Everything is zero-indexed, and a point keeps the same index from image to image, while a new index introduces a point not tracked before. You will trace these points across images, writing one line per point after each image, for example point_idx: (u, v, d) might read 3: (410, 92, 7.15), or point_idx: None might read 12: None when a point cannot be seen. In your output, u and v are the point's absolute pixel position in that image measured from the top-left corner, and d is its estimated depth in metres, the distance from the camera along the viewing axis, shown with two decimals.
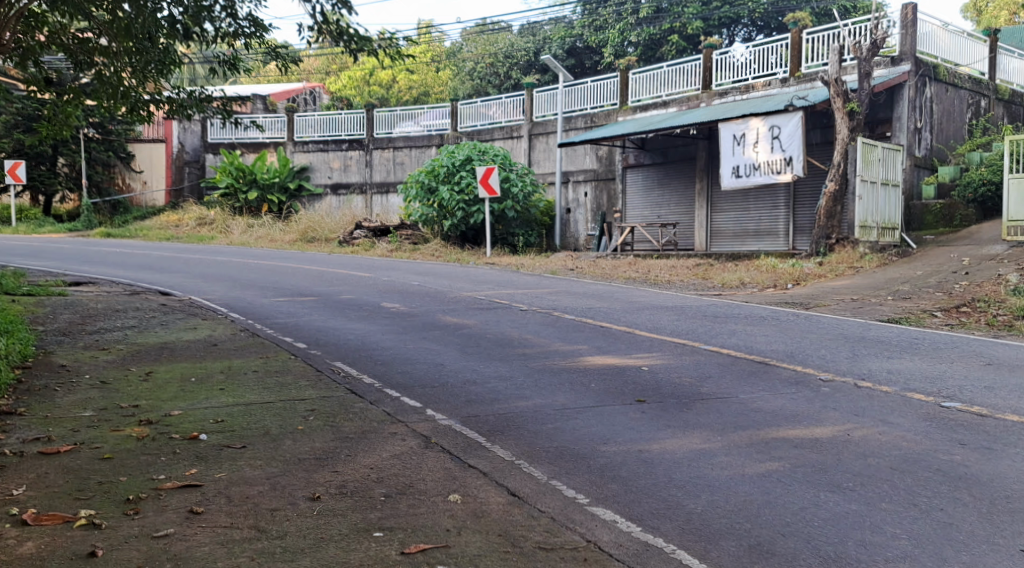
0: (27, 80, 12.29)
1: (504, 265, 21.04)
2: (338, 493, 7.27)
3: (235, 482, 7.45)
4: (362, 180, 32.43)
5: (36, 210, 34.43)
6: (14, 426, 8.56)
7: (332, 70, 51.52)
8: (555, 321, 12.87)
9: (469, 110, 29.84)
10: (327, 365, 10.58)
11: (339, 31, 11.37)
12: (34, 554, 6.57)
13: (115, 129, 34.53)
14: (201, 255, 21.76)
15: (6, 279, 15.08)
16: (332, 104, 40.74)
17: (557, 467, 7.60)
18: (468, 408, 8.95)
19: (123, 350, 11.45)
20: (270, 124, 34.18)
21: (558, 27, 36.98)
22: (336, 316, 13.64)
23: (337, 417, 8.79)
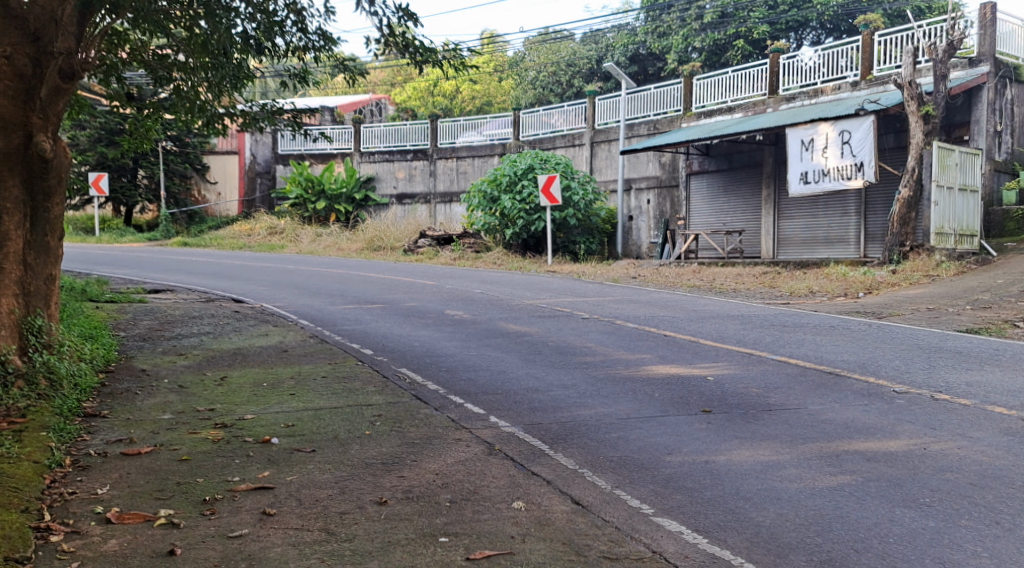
0: (110, 95, 12.65)
1: (566, 273, 21.22)
2: (404, 497, 7.49)
3: (305, 485, 7.71)
4: (427, 190, 32.82)
5: (118, 221, 35.55)
6: (99, 427, 8.88)
7: (397, 82, 52.20)
8: (618, 329, 13.01)
9: (531, 119, 30.04)
10: (393, 371, 10.82)
11: (405, 43, 11.55)
12: (117, 551, 6.87)
13: (191, 141, 35.39)
14: (271, 264, 22.22)
15: (89, 287, 15.57)
16: (398, 115, 41.19)
17: (621, 477, 7.75)
18: (531, 415, 9.13)
19: (199, 355, 11.79)
20: (338, 135, 34.94)
21: (621, 34, 37.19)
22: (402, 323, 13.91)
23: (403, 422, 9.02)
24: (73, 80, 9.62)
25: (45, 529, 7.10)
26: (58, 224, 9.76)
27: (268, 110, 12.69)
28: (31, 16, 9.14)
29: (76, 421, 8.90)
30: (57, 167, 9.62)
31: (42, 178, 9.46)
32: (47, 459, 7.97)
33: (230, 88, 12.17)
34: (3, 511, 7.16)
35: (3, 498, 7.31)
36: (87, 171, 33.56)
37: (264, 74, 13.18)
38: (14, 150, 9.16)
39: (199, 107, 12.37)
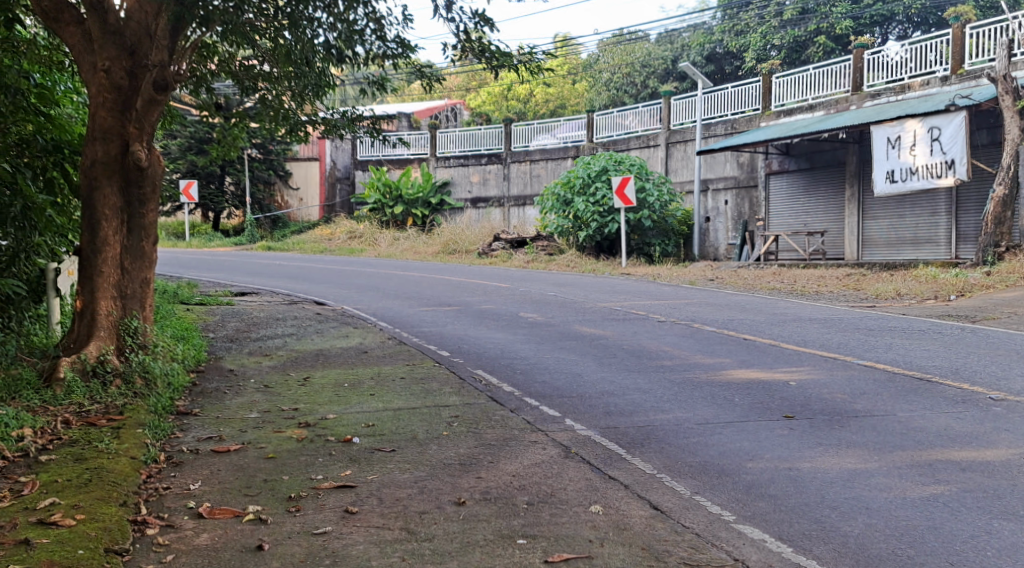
0: (200, 106, 12.98)
1: (641, 275, 21.36)
2: (482, 498, 7.68)
3: (386, 484, 7.93)
4: (501, 194, 33.08)
5: (206, 226, 36.65)
6: (190, 425, 9.18)
7: (472, 87, 52.63)
8: (697, 332, 13.13)
9: (605, 121, 30.17)
10: (470, 373, 11.08)
11: (481, 48, 11.66)
12: (209, 545, 7.10)
13: (275, 149, 36.15)
14: (350, 267, 22.66)
15: (179, 290, 16.10)
16: (473, 120, 41.53)
17: (701, 483, 7.88)
18: (608, 419, 9.30)
19: (283, 356, 12.15)
20: (415, 140, 35.51)
21: (697, 34, 37.11)
22: (479, 326, 14.15)
23: (480, 423, 9.25)
24: (168, 91, 9.66)
25: (142, 522, 7.35)
26: (154, 231, 9.96)
27: (348, 117, 12.99)
28: (128, 32, 9.48)
29: (169, 419, 9.19)
30: (152, 177, 9.84)
31: (138, 185, 9.75)
32: (143, 455, 8.25)
33: (312, 97, 12.49)
34: (102, 503, 7.42)
35: (101, 492, 7.54)
36: (177, 178, 34.65)
37: (344, 82, 13.45)
38: (113, 160, 9.54)
39: (284, 114, 12.77)
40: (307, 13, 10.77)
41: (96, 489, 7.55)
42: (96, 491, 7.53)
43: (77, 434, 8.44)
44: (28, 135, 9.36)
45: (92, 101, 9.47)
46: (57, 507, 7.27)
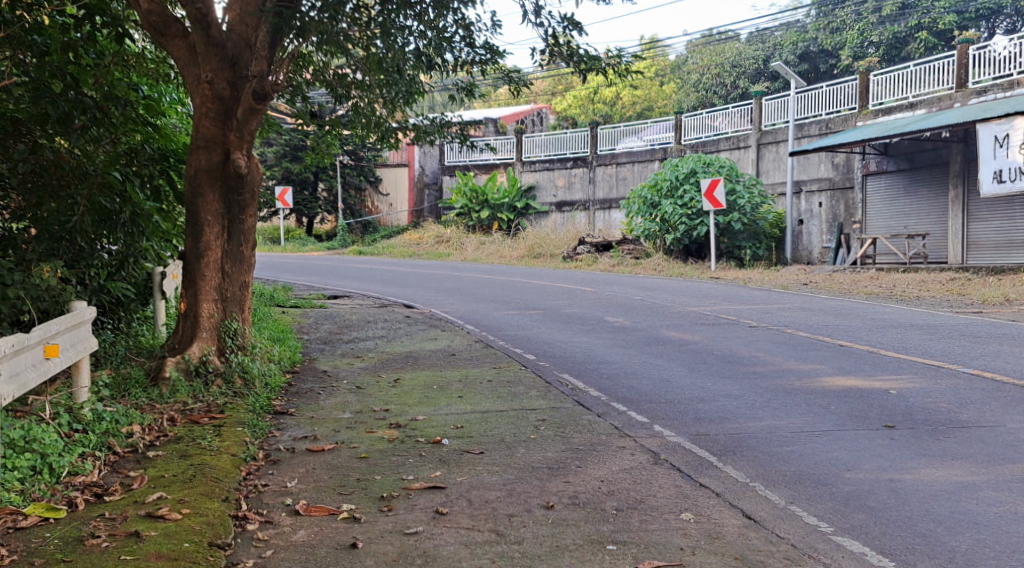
0: (295, 114, 13.40)
1: (730, 279, 21.30)
2: (571, 502, 7.65)
3: (475, 486, 7.93)
4: (587, 198, 33.17)
5: (300, 231, 37.68)
6: (286, 424, 9.36)
7: (558, 91, 52.96)
8: (790, 338, 13.12)
9: (693, 123, 29.87)
10: (556, 377, 11.21)
11: (571, 52, 11.66)
12: (306, 541, 7.08)
13: (366, 156, 37.04)
14: (437, 270, 23.07)
15: (275, 293, 16.57)
16: (560, 123, 41.73)
17: (796, 493, 7.81)
18: (697, 426, 9.33)
19: (374, 358, 12.44)
20: (501, 145, 35.96)
21: (791, 32, 36.85)
22: (563, 330, 14.27)
23: (568, 428, 9.32)
24: (267, 100, 9.75)
25: (243, 518, 7.35)
26: (254, 236, 10.26)
27: (438, 123, 13.17)
28: (230, 43, 9.81)
29: (267, 418, 9.43)
30: (251, 182, 10.13)
31: (238, 192, 10.04)
32: (243, 453, 8.38)
33: (402, 104, 12.57)
34: (205, 499, 7.42)
35: (205, 487, 7.58)
36: (273, 184, 35.67)
37: (433, 89, 13.54)
38: (215, 168, 9.89)
39: (376, 122, 13.05)
40: (397, 22, 10.44)
41: (200, 485, 7.61)
42: (200, 487, 7.58)
43: (182, 431, 8.69)
44: (136, 144, 9.51)
45: (196, 111, 9.84)
46: (165, 501, 7.31)
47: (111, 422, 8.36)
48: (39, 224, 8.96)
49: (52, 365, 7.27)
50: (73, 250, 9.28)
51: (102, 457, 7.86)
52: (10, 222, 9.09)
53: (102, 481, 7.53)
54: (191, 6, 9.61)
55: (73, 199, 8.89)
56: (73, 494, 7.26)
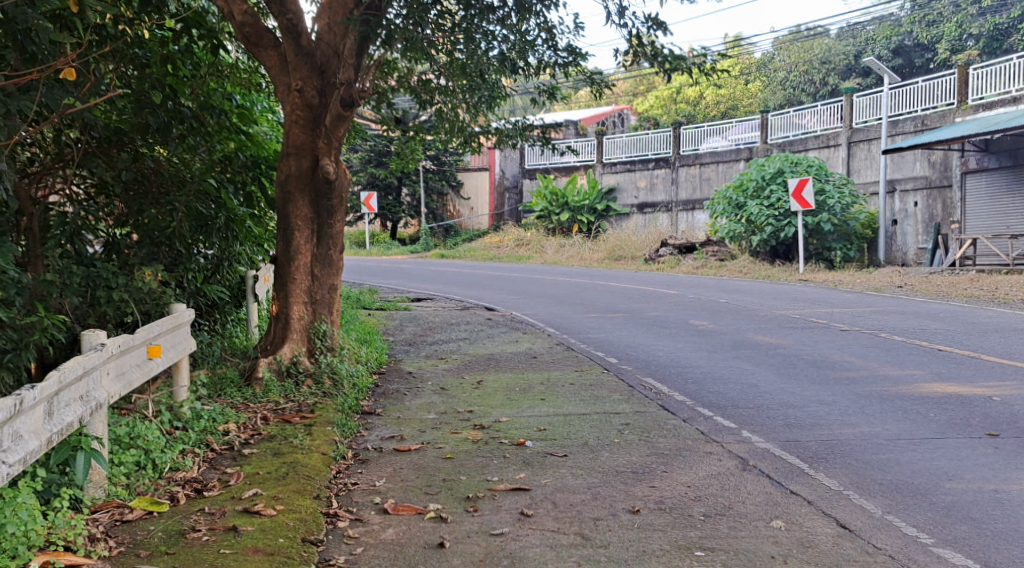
0: (381, 121, 13.65)
1: (821, 281, 21.13)
2: (657, 507, 7.59)
3: (559, 488, 7.91)
4: (669, 199, 33.00)
5: (384, 236, 38.36)
6: (374, 424, 9.56)
7: (639, 91, 52.92)
8: (884, 342, 13.01)
9: (779, 121, 29.40)
10: (639, 381, 11.27)
11: (654, 52, 11.64)
12: (395, 540, 7.13)
13: (448, 161, 37.61)
14: (520, 273, 23.25)
15: (361, 296, 16.89)
16: (642, 123, 41.67)
17: (892, 502, 7.66)
18: (787, 432, 9.24)
19: (458, 359, 12.66)
20: (582, 148, 36.04)
21: (884, 26, 36.42)
22: (646, 334, 14.31)
23: (652, 432, 9.30)
24: (355, 107, 10.02)
25: (334, 515, 7.45)
26: (342, 240, 10.52)
27: (520, 126, 13.19)
28: (318, 52, 10.07)
29: (355, 418, 9.63)
30: (339, 188, 10.37)
31: (327, 197, 10.29)
32: (333, 452, 8.53)
33: (485, 109, 12.69)
34: (298, 496, 7.50)
35: (297, 485, 7.68)
36: (358, 190, 36.32)
37: (515, 91, 13.51)
38: (305, 173, 10.14)
39: (459, 127, 13.28)
40: (482, 27, 10.45)
41: (293, 482, 7.71)
42: (293, 485, 7.67)
43: (275, 429, 8.89)
44: (230, 152, 9.83)
45: (286, 118, 10.09)
46: (260, 497, 7.40)
47: (208, 420, 8.65)
48: (141, 230, 9.22)
49: (154, 365, 7.58)
50: (172, 255, 9.51)
51: (201, 454, 8.11)
52: (113, 229, 9.16)
53: (201, 477, 7.73)
54: (281, 17, 9.89)
55: (172, 206, 9.17)
56: (175, 489, 7.45)
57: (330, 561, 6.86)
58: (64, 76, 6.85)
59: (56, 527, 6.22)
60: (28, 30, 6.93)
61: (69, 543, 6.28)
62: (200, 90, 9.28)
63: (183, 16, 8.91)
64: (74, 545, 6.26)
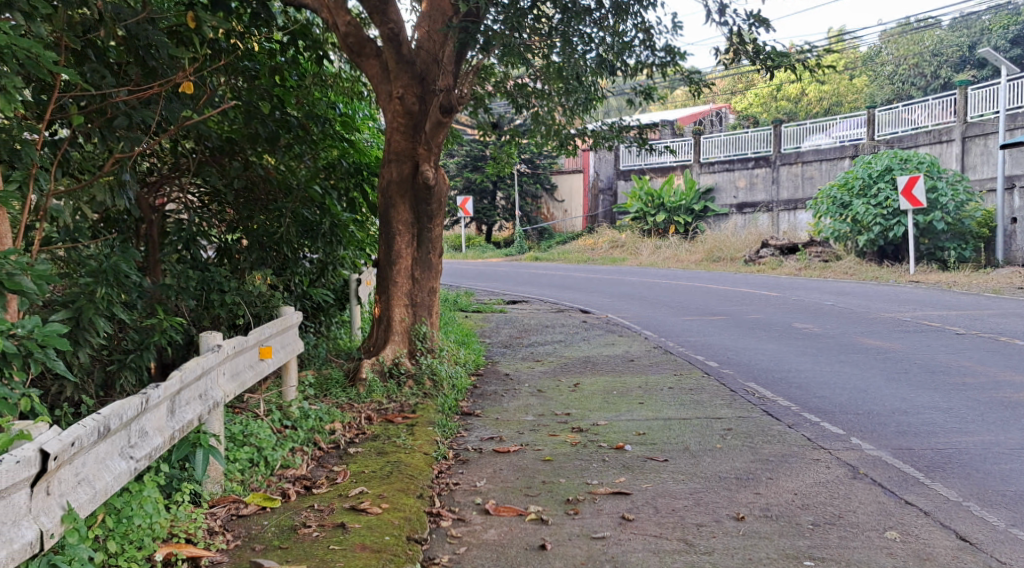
0: (477, 127, 13.84)
1: (933, 284, 20.76)
2: (763, 515, 7.53)
3: (661, 493, 7.94)
4: (769, 199, 32.51)
5: (480, 240, 38.95)
6: (473, 425, 9.73)
7: (738, 89, 52.60)
8: (1003, 348, 12.77)
9: (887, 117, 28.64)
10: (741, 386, 11.26)
11: (755, 49, 11.31)
12: (497, 541, 7.22)
13: (542, 163, 38.75)
14: (615, 275, 23.34)
15: (458, 298, 17.20)
16: (742, 123, 41.40)
17: (1015, 516, 7.48)
18: (900, 440, 9.12)
19: (554, 361, 12.78)
20: (679, 147, 35.90)
21: (1001, 16, 35.84)
22: (748, 337, 14.27)
23: (756, 438, 9.26)
24: (453, 113, 9.97)
25: (437, 514, 7.59)
26: (442, 243, 10.76)
27: (615, 128, 13.24)
28: (418, 59, 10.25)
29: (455, 418, 9.84)
30: (438, 194, 10.57)
31: (427, 202, 10.50)
32: (435, 452, 8.69)
33: (582, 112, 12.76)
34: (403, 494, 7.64)
35: (402, 484, 7.81)
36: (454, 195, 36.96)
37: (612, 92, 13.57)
38: (405, 180, 10.37)
39: (556, 130, 13.44)
40: (579, 28, 10.29)
41: (397, 481, 7.85)
42: (397, 483, 7.81)
43: (378, 429, 9.12)
44: (334, 159, 10.14)
45: (388, 125, 10.35)
46: (366, 495, 7.56)
47: (316, 419, 8.89)
48: (251, 236, 9.60)
49: (266, 365, 7.88)
50: (280, 259, 9.86)
51: (309, 452, 8.36)
52: (225, 233, 9.64)
53: (310, 475, 7.99)
54: (383, 26, 10.06)
55: (281, 212, 9.50)
56: (286, 485, 7.70)
57: (433, 561, 6.98)
58: (183, 89, 7.24)
59: (177, 520, 6.53)
60: (149, 45, 7.31)
61: (190, 536, 6.57)
62: (305, 100, 9.64)
63: (291, 29, 9.31)
64: (194, 537, 6.55)
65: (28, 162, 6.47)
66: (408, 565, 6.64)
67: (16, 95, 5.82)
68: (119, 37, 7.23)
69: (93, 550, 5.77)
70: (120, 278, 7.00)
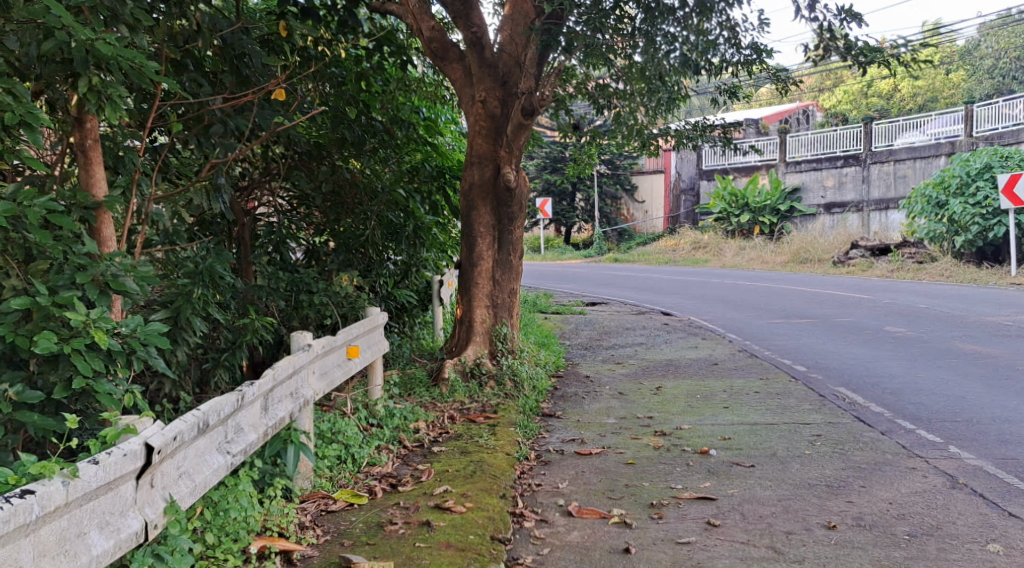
0: (558, 128, 13.94)
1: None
2: (856, 524, 7.48)
3: (748, 499, 7.93)
4: (860, 198, 31.79)
5: (558, 241, 39.56)
6: (555, 427, 9.79)
7: (826, 86, 51.98)
8: None
9: (986, 113, 27.43)
10: (830, 391, 11.18)
11: (847, 46, 11.10)
12: (581, 542, 7.29)
13: (621, 164, 38.33)
14: (695, 276, 23.29)
15: (537, 300, 17.33)
16: (829, 122, 40.93)
17: None
18: (999, 449, 8.97)
19: (635, 364, 12.82)
20: (766, 146, 35.62)
21: None
22: (837, 341, 14.15)
23: (847, 445, 9.18)
24: (535, 116, 10.06)
25: (520, 515, 7.68)
26: (522, 246, 10.86)
27: (699, 128, 13.17)
28: (501, 63, 10.39)
29: (536, 420, 9.92)
30: (519, 196, 10.66)
31: (507, 205, 10.60)
32: (517, 452, 8.79)
33: (664, 111, 12.74)
34: (486, 495, 7.74)
35: (485, 483, 7.93)
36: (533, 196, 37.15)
37: (696, 92, 13.51)
38: (487, 182, 10.51)
39: (637, 130, 13.42)
40: (662, 28, 10.17)
41: (480, 481, 7.96)
42: (480, 483, 7.93)
43: (461, 428, 9.25)
44: (418, 163, 10.33)
45: (471, 129, 10.50)
46: (450, 494, 7.68)
47: (400, 418, 9.09)
48: (338, 238, 9.84)
49: (353, 365, 8.07)
50: (365, 261, 10.08)
51: (395, 450, 8.54)
52: (313, 236, 9.91)
53: (395, 473, 8.14)
54: (467, 30, 10.28)
55: (367, 215, 9.67)
56: (372, 483, 7.86)
57: (517, 560, 7.05)
58: (277, 94, 7.53)
59: (270, 514, 6.73)
60: (243, 55, 7.60)
61: (282, 529, 6.77)
62: (389, 104, 9.84)
63: (377, 36, 9.43)
64: (286, 531, 6.74)
65: (131, 168, 6.74)
66: (492, 564, 6.73)
67: (122, 105, 6.09)
68: (215, 47, 7.50)
69: (192, 542, 5.99)
70: (216, 278, 7.25)
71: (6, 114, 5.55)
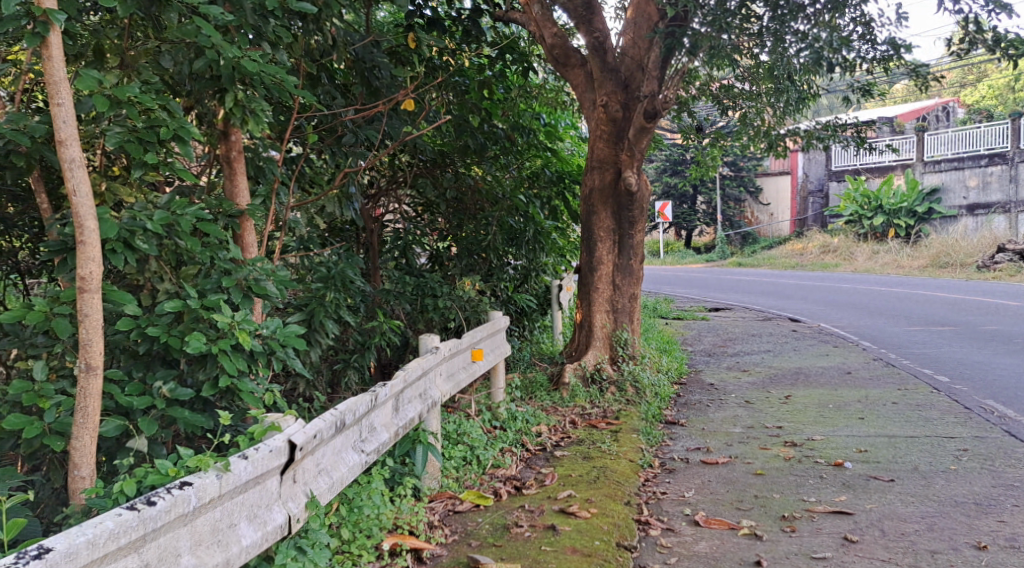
0: (682, 130, 13.93)
1: None
2: (1007, 545, 7.31)
3: (888, 515, 7.81)
4: (1007, 199, 30.56)
5: (679, 244, 39.60)
6: (680, 434, 9.78)
7: (968, 80, 50.46)
8: None
9: None
10: (976, 403, 10.92)
11: (995, 39, 10.75)
12: (710, 553, 7.27)
13: (745, 166, 38.74)
14: (824, 281, 22.97)
15: (659, 305, 17.34)
16: (968, 119, 39.74)
17: None
18: None
19: (762, 372, 12.72)
20: (902, 145, 34.66)
21: None
22: (981, 350, 13.80)
23: (997, 461, 8.95)
24: (657, 120, 9.93)
25: (646, 523, 7.71)
26: (643, 250, 10.89)
27: (830, 127, 12.96)
28: (624, 67, 10.45)
29: (660, 427, 9.90)
30: (640, 200, 10.67)
31: (629, 209, 10.65)
32: (641, 459, 8.83)
33: (794, 111, 12.56)
34: (611, 501, 7.80)
35: (609, 489, 7.99)
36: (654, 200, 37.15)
37: (826, 90, 13.29)
38: (608, 186, 10.58)
39: (765, 131, 13.29)
40: (791, 27, 10.13)
41: (605, 486, 8.03)
42: (605, 489, 7.99)
43: (583, 433, 9.31)
44: (537, 169, 10.44)
45: (593, 133, 10.59)
46: (575, 499, 7.76)
47: (523, 421, 9.21)
48: (460, 243, 10.04)
49: (477, 367, 8.21)
50: (486, 266, 10.27)
51: (518, 453, 8.65)
52: (437, 241, 10.12)
53: (520, 476, 8.25)
54: (591, 35, 10.47)
55: (488, 221, 9.83)
56: (498, 485, 7.98)
57: None
58: (407, 105, 7.78)
59: (401, 513, 6.89)
60: (374, 67, 7.81)
61: (412, 528, 6.92)
62: (511, 111, 9.93)
63: (500, 44, 9.56)
64: (416, 530, 6.90)
65: (271, 178, 7.03)
66: None
67: (264, 119, 6.31)
68: (347, 60, 7.73)
69: (331, 538, 6.19)
70: (347, 283, 7.54)
71: (161, 129, 5.84)
